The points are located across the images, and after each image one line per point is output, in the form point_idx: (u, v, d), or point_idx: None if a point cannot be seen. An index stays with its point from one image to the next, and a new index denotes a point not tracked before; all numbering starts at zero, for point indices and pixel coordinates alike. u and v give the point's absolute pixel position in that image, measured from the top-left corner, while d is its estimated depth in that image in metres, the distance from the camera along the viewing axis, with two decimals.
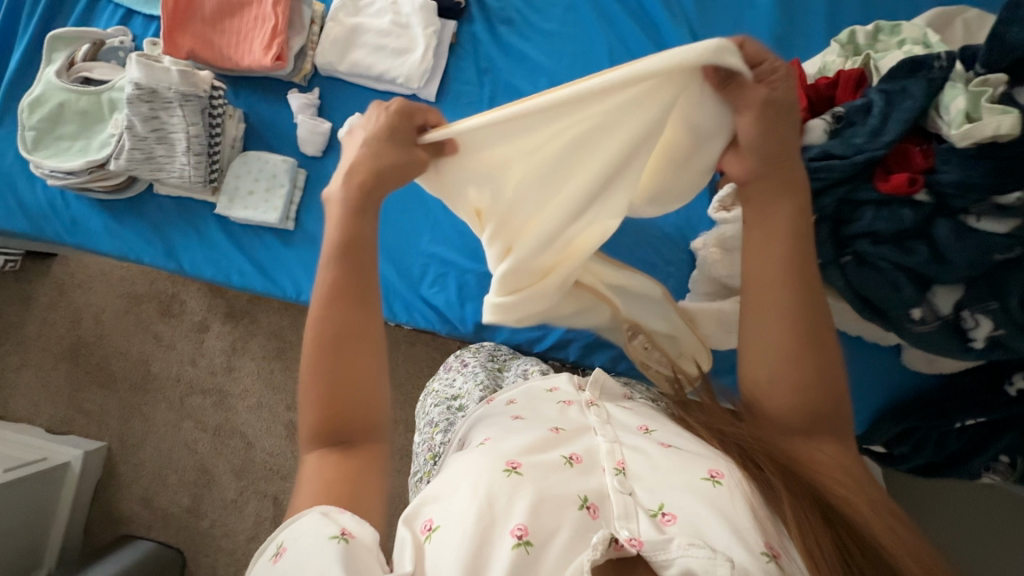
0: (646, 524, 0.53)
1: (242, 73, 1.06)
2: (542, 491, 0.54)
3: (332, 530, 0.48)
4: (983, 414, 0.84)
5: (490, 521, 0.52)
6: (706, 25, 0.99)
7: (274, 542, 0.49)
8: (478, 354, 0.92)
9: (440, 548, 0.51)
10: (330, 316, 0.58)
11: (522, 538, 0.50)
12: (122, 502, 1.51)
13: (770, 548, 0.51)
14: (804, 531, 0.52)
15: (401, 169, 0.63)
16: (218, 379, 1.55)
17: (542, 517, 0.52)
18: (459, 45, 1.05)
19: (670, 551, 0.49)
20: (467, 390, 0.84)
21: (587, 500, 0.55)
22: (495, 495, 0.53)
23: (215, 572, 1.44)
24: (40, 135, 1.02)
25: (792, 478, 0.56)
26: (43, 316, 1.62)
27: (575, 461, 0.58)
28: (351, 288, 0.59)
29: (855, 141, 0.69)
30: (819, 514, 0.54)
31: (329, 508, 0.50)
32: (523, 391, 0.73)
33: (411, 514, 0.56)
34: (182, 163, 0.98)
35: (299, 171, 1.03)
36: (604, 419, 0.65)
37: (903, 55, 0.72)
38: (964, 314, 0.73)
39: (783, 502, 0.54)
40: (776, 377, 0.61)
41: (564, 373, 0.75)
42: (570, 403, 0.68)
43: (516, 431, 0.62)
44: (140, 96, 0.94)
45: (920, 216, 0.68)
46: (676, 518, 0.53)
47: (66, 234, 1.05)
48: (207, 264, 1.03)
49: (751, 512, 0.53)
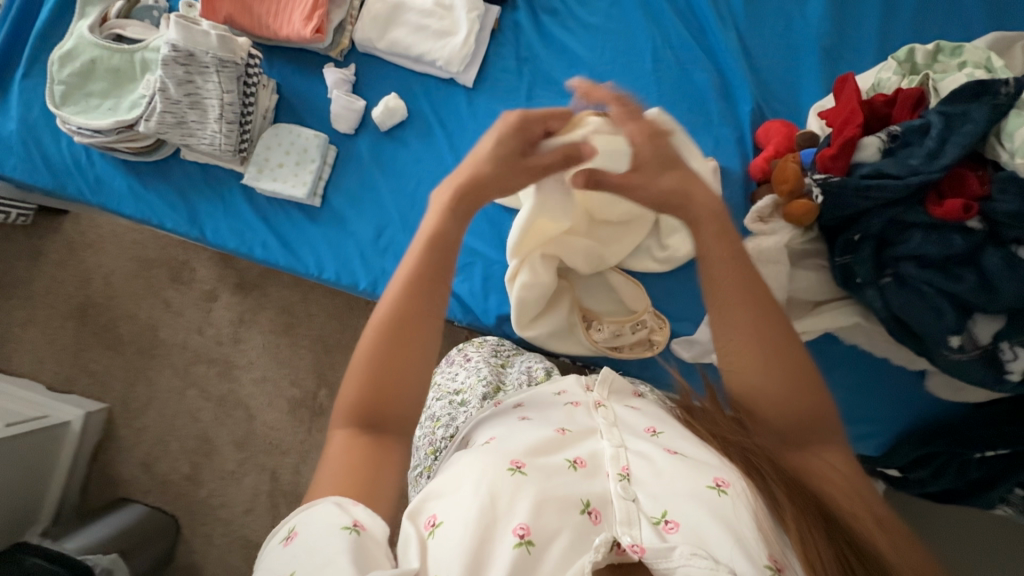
0: (648, 532, 0.48)
1: (279, 43, 1.05)
2: (545, 492, 0.51)
3: (345, 520, 0.46)
4: (1006, 445, 0.84)
5: (491, 519, 0.49)
6: (754, 27, 0.96)
7: (287, 524, 0.48)
8: (482, 349, 0.91)
9: (442, 545, 0.48)
10: (403, 303, 0.57)
11: (525, 538, 0.47)
12: (120, 465, 1.51)
13: (774, 560, 0.45)
14: (806, 541, 0.46)
15: (501, 178, 0.65)
16: (224, 350, 1.54)
17: (545, 517, 0.49)
18: (501, 31, 1.03)
19: (672, 559, 0.45)
20: (469, 385, 0.83)
21: (589, 505, 0.51)
22: (497, 491, 0.50)
23: (210, 542, 1.44)
24: (69, 90, 1.00)
25: (791, 488, 0.50)
26: (53, 273, 1.60)
27: (580, 466, 0.55)
28: (434, 281, 0.59)
29: (910, 162, 0.71)
30: (823, 525, 0.47)
31: (344, 499, 0.48)
32: (530, 395, 0.69)
33: (415, 509, 0.52)
34: (213, 131, 0.96)
35: (331, 147, 1.02)
36: (611, 421, 0.61)
37: (965, 78, 0.73)
38: (1002, 346, 0.73)
39: (784, 510, 0.49)
40: (756, 380, 0.55)
41: (572, 376, 0.72)
42: (578, 404, 0.65)
43: (522, 430, 0.59)
44: (177, 59, 0.93)
45: (970, 243, 0.70)
46: (679, 526, 0.48)
47: (88, 193, 1.04)
48: (230, 234, 1.01)
49: (757, 524, 0.48)
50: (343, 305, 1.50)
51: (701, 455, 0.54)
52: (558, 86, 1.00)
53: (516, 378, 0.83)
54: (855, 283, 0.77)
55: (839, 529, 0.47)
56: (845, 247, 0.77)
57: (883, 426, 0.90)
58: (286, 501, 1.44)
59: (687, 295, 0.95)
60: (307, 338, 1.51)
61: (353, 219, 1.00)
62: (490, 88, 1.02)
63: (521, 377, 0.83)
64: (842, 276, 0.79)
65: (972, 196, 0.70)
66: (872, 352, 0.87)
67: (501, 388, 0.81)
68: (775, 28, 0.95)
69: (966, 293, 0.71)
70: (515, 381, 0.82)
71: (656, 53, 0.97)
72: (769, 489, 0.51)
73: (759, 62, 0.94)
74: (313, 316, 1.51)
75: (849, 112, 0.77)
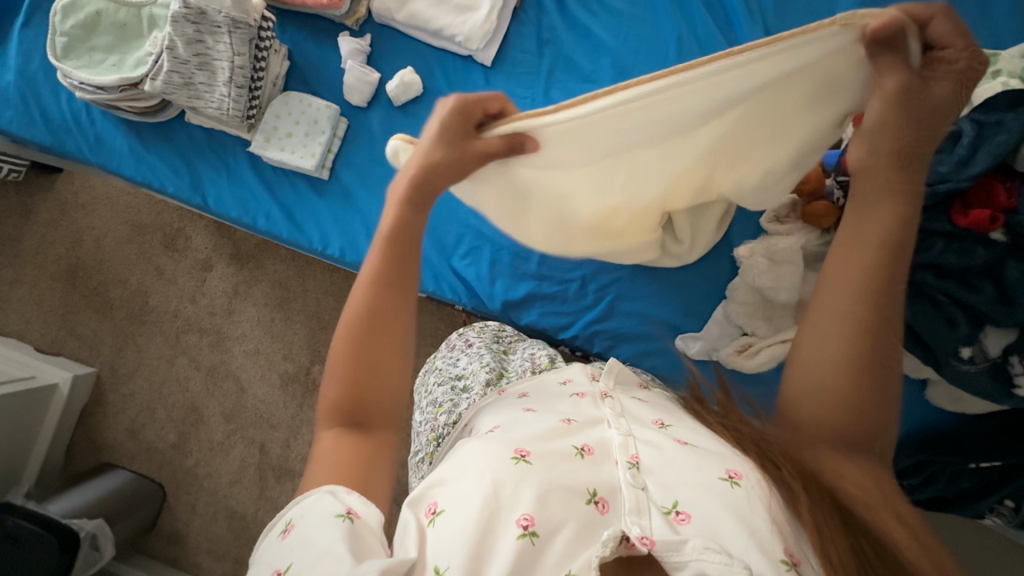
0: (658, 521, 0.48)
1: (293, 7, 1.01)
2: (549, 481, 0.50)
3: (338, 508, 0.46)
4: (999, 457, 0.84)
5: (494, 509, 0.48)
6: (784, 24, 0.93)
7: (284, 518, 0.48)
8: (483, 335, 0.89)
9: (445, 534, 0.47)
10: (373, 300, 0.55)
11: (528, 529, 0.47)
12: (107, 430, 1.49)
13: (790, 555, 0.45)
14: (822, 534, 0.45)
15: (451, 166, 0.62)
16: (217, 320, 1.51)
17: (550, 507, 0.48)
18: (523, 11, 1.00)
19: (683, 552, 0.44)
20: (472, 371, 0.81)
21: (596, 494, 0.50)
22: (501, 482, 0.49)
23: (195, 512, 1.42)
24: (72, 42, 0.96)
25: (813, 482, 0.49)
26: (42, 233, 1.56)
27: (587, 453, 0.54)
28: (399, 276, 0.56)
29: (939, 169, 0.71)
30: (840, 522, 0.46)
31: (337, 487, 0.48)
32: (535, 385, 0.68)
33: (416, 497, 0.51)
34: (221, 95, 0.93)
35: (341, 120, 0.99)
36: (618, 411, 0.60)
37: (1000, 86, 0.72)
38: (1013, 359, 0.72)
39: (799, 501, 0.48)
40: (821, 383, 0.51)
41: (577, 364, 0.72)
42: (583, 395, 0.64)
43: (527, 420, 0.58)
44: (188, 16, 0.90)
45: (991, 255, 0.70)
46: (690, 518, 0.47)
47: (88, 152, 1.00)
48: (233, 203, 0.98)
49: (772, 517, 0.47)
50: (340, 281, 1.48)
51: (712, 446, 0.53)
52: (578, 72, 0.97)
53: (519, 365, 0.81)
54: None
55: (858, 526, 0.46)
56: None
57: None
58: (273, 475, 1.43)
59: (696, 291, 0.94)
60: (302, 313, 1.48)
61: (360, 193, 0.98)
62: (509, 69, 0.99)
63: (524, 364, 0.80)
64: None
65: (998, 208, 0.70)
66: None
67: (504, 374, 0.79)
68: (804, 26, 0.93)
69: (981, 304, 0.71)
70: (518, 367, 0.80)
71: (680, 44, 0.95)
72: (785, 481, 0.49)
73: None
74: (308, 291, 1.49)
75: None
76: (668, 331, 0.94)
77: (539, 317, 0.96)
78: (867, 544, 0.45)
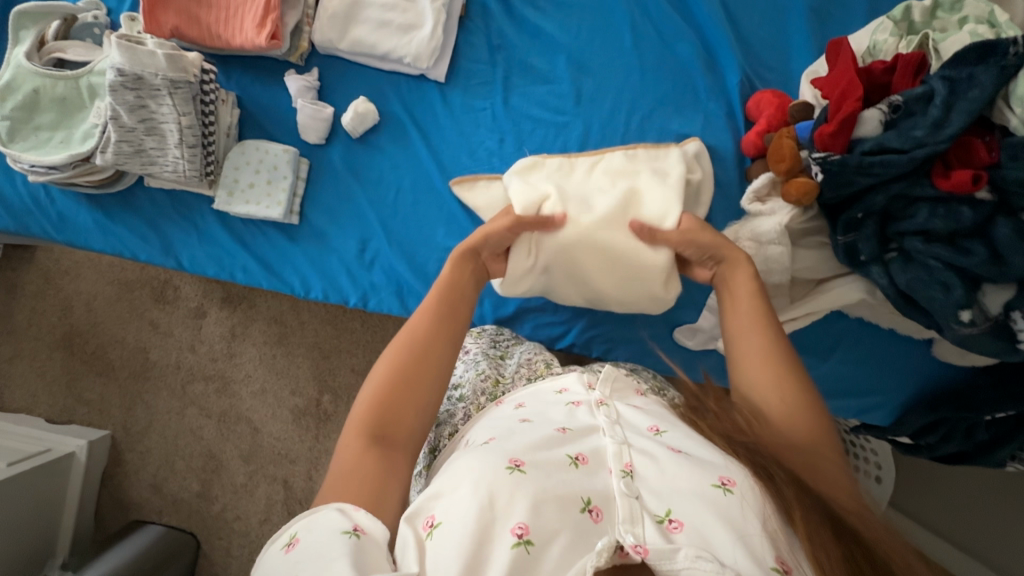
0: (652, 530, 0.47)
1: (233, 52, 0.98)
2: (544, 491, 0.49)
3: (346, 525, 0.47)
4: (1016, 407, 0.80)
5: (489, 519, 0.47)
6: None
7: (286, 532, 0.48)
8: (479, 340, 0.86)
9: (442, 545, 0.46)
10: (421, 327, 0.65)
11: (523, 537, 0.45)
12: (130, 489, 1.49)
13: (781, 563, 0.44)
14: (813, 542, 0.44)
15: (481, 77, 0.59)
16: (219, 366, 1.51)
17: (544, 515, 0.47)
18: (470, 18, 0.96)
19: (675, 561, 0.44)
20: (468, 380, 0.78)
21: (589, 503, 0.49)
22: (496, 492, 0.48)
23: (230, 555, 1.43)
24: (15, 125, 0.93)
25: (801, 488, 0.49)
26: (32, 306, 1.55)
27: (581, 462, 0.53)
28: (449, 322, 0.66)
29: (914, 134, 0.68)
30: (831, 531, 0.45)
31: (346, 505, 0.49)
32: (532, 393, 0.66)
33: (413, 511, 0.50)
34: (175, 157, 0.91)
35: (302, 161, 0.96)
36: (613, 419, 0.59)
37: (967, 37, 0.71)
38: (1014, 315, 0.71)
39: (792, 509, 0.47)
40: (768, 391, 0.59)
41: (574, 370, 0.68)
42: (580, 403, 0.62)
43: (523, 429, 0.57)
44: (125, 83, 0.86)
45: (978, 215, 0.68)
46: (683, 526, 0.47)
47: (54, 231, 0.99)
48: (209, 261, 0.97)
49: (763, 524, 0.46)
50: (335, 310, 1.47)
51: (704, 453, 0.52)
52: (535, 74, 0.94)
53: (515, 372, 0.79)
54: (860, 261, 0.76)
55: (848, 533, 0.45)
56: (848, 226, 0.75)
57: (887, 396, 0.89)
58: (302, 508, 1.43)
59: (688, 280, 0.91)
60: (302, 346, 1.48)
61: (333, 233, 0.96)
62: (464, 82, 0.96)
63: (521, 370, 0.79)
64: (846, 254, 0.77)
65: (980, 165, 0.68)
66: (877, 325, 0.86)
67: (501, 381, 0.77)
68: None
69: (975, 267, 0.68)
70: (514, 374, 0.78)
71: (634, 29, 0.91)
72: (775, 484, 0.49)
73: (743, 30, 0.89)
74: (305, 323, 1.48)
75: (847, 84, 0.73)
76: (665, 322, 0.92)
77: (534, 330, 0.95)
78: (855, 544, 0.44)
